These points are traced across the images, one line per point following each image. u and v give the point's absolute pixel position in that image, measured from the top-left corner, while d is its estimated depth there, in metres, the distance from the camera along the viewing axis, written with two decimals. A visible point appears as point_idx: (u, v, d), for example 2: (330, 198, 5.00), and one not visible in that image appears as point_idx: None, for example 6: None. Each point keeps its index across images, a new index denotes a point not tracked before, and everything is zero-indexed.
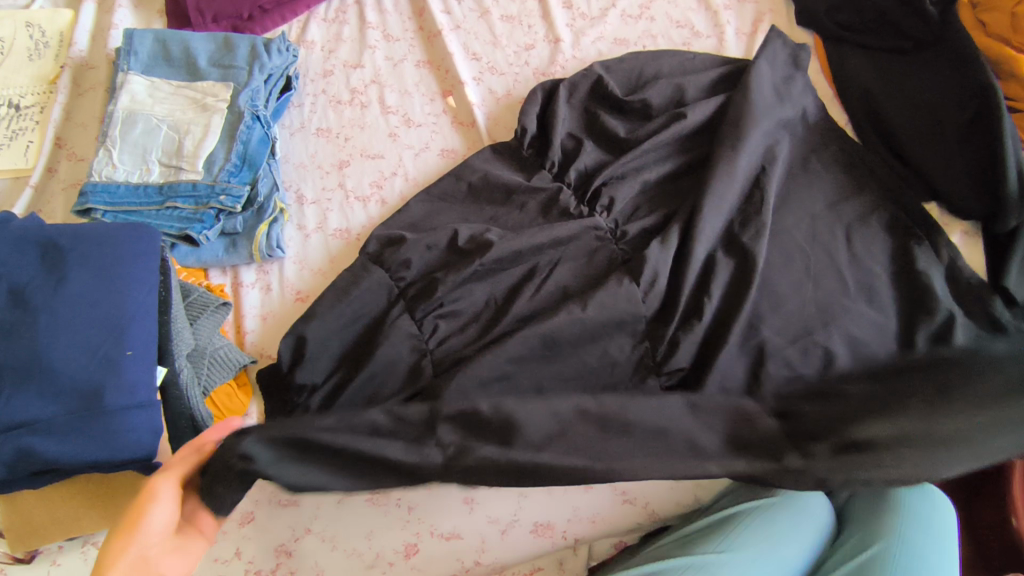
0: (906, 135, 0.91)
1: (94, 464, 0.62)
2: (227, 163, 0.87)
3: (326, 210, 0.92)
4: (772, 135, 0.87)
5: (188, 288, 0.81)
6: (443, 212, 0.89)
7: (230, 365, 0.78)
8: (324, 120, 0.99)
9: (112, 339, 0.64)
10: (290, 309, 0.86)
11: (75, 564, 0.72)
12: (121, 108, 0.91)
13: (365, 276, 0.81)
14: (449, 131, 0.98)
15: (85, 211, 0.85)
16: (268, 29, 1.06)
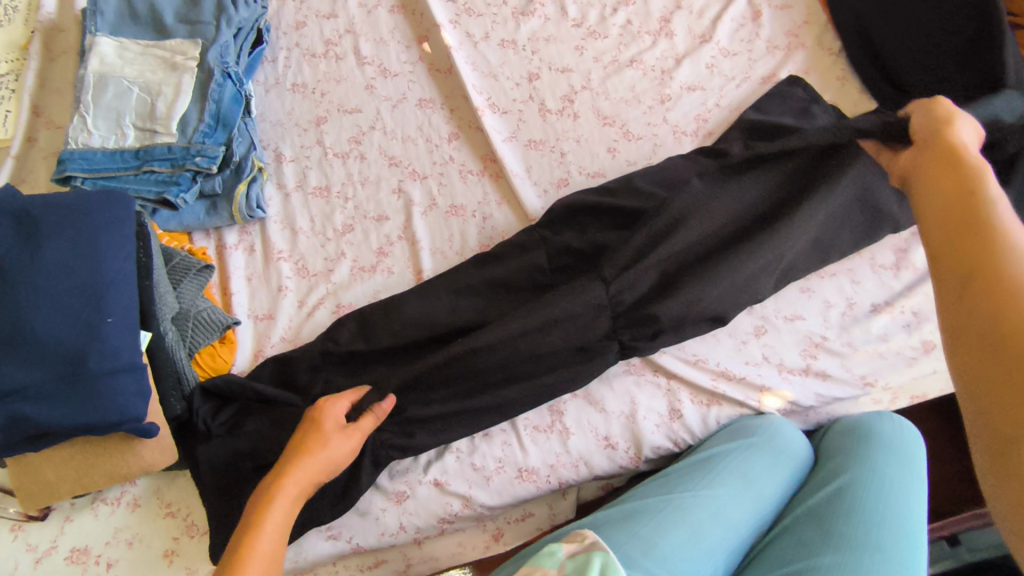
0: (902, 62, 0.88)
1: (84, 427, 0.64)
2: (201, 124, 0.85)
3: (306, 167, 0.92)
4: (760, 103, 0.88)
5: (169, 252, 0.80)
6: (429, 183, 0.90)
7: (215, 326, 0.78)
8: (300, 75, 0.97)
9: (91, 305, 0.66)
10: (273, 270, 0.86)
11: (86, 521, 0.76)
12: (91, 71, 0.89)
13: (363, 271, 0.86)
14: (426, 79, 0.96)
15: (65, 179, 0.85)
16: None
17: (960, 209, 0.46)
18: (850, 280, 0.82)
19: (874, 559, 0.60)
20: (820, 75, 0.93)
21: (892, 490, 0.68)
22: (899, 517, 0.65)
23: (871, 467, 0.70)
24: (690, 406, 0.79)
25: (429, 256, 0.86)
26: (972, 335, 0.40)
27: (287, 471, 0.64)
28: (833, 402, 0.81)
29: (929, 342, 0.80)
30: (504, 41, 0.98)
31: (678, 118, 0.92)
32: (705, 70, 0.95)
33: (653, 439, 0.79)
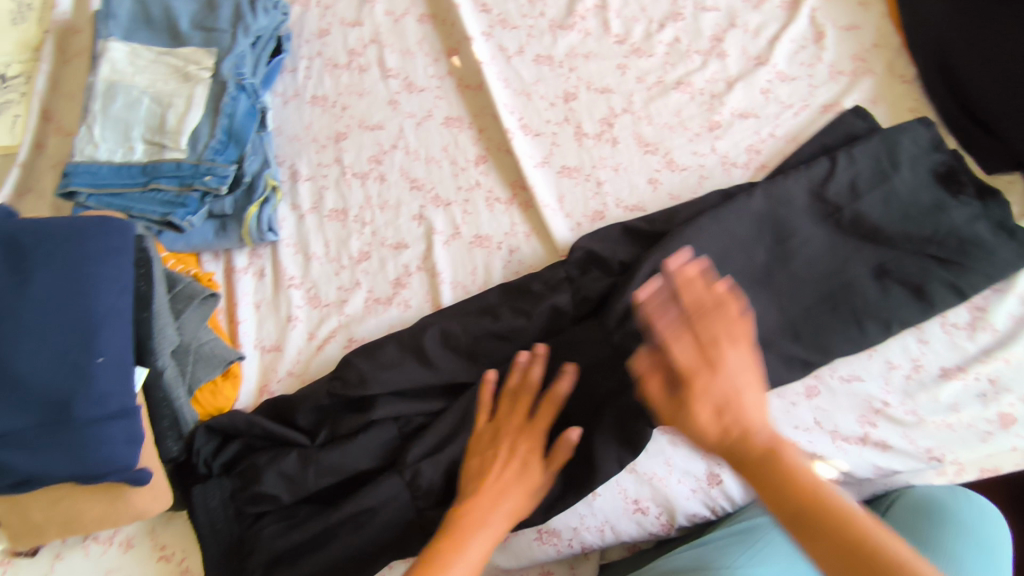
0: (989, 96, 0.78)
1: (69, 477, 0.59)
2: (212, 139, 0.80)
3: (323, 187, 0.86)
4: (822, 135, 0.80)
5: (173, 278, 0.75)
6: (453, 210, 0.83)
7: (217, 361, 0.73)
8: (320, 87, 0.91)
9: (81, 345, 0.60)
10: (283, 298, 0.81)
11: (76, 560, 0.73)
12: (100, 79, 0.84)
13: (379, 303, 0.79)
14: (454, 95, 0.89)
15: (68, 194, 0.80)
16: None
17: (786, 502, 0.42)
18: (916, 339, 0.74)
19: None
20: (890, 105, 0.84)
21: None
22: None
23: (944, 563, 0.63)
24: (729, 472, 0.72)
25: (450, 290, 0.79)
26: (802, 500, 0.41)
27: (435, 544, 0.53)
28: (892, 474, 0.72)
29: (1008, 416, 0.70)
30: (539, 57, 0.91)
31: (727, 147, 0.84)
32: (759, 95, 0.87)
33: (686, 506, 0.72)
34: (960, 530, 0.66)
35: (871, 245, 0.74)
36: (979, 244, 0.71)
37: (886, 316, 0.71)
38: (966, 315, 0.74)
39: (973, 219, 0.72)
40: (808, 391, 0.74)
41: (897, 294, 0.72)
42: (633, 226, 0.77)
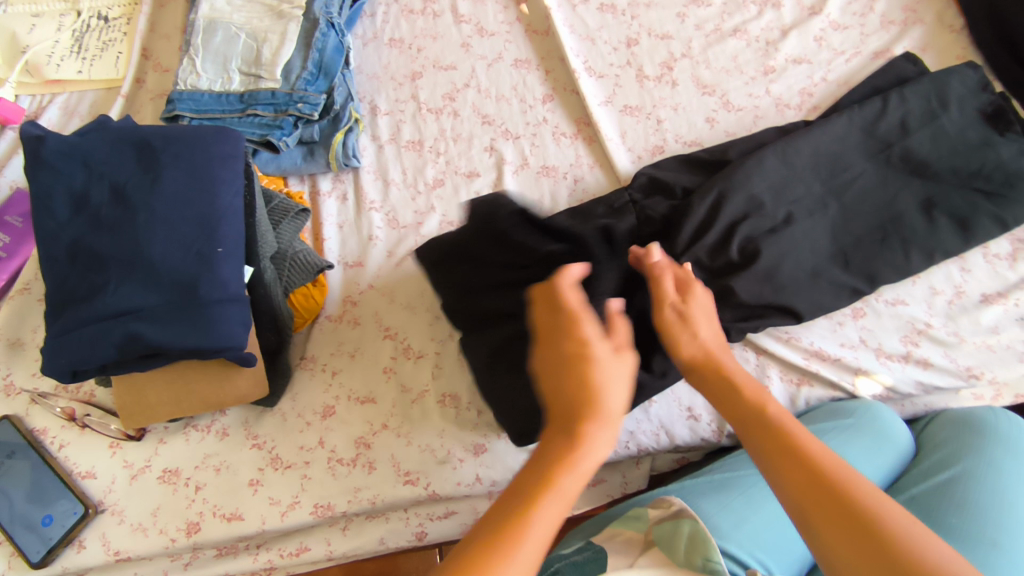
0: None
1: (191, 351, 0.67)
2: (304, 71, 0.87)
3: (400, 121, 0.93)
4: (873, 77, 0.85)
5: (269, 194, 0.82)
6: (522, 143, 0.90)
7: (310, 268, 0.80)
8: (397, 30, 0.98)
9: (204, 235, 0.68)
10: (364, 219, 0.88)
11: (178, 445, 0.79)
12: (201, 17, 0.92)
13: (453, 228, 0.86)
14: (523, 39, 0.96)
15: (173, 118, 0.88)
16: None
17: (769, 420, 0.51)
18: (960, 267, 0.79)
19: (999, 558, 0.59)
20: (938, 53, 0.89)
21: (1008, 501, 0.64)
22: (1013, 534, 0.61)
23: (984, 472, 0.66)
24: (778, 385, 0.77)
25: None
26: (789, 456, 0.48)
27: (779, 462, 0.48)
28: (933, 392, 0.77)
29: None
30: (603, 6, 0.96)
31: (781, 90, 0.89)
32: (812, 43, 0.92)
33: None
34: (1004, 442, 0.68)
35: (919, 177, 0.78)
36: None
37: (930, 246, 0.75)
38: (1007, 246, 0.79)
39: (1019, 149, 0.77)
40: (855, 313, 0.78)
41: (943, 224, 0.76)
42: (694, 157, 0.83)
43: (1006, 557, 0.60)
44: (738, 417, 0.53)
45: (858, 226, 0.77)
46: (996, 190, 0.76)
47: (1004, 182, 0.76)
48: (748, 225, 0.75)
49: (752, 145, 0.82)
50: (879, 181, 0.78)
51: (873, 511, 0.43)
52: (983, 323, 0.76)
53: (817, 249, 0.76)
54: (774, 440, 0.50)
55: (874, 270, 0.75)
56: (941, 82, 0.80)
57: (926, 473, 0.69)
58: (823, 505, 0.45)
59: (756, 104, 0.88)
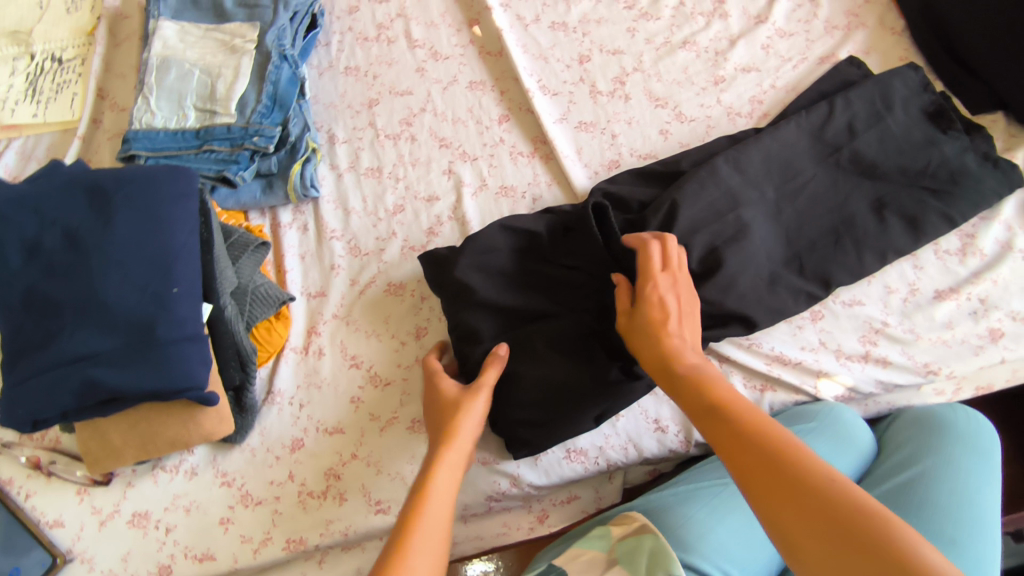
0: (973, 42, 0.85)
1: (150, 393, 0.66)
2: (259, 104, 0.87)
3: (358, 149, 0.93)
4: (820, 83, 0.86)
5: (228, 230, 0.82)
6: (480, 164, 0.90)
7: (271, 301, 0.80)
8: (352, 58, 0.99)
9: (159, 276, 0.68)
10: (326, 248, 0.88)
11: (147, 487, 0.79)
12: (154, 55, 0.92)
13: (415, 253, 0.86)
14: (477, 61, 0.97)
15: (129, 158, 0.88)
16: None
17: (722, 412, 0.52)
18: (913, 265, 0.80)
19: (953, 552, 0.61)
20: (882, 56, 0.91)
21: (965, 497, 0.65)
22: (969, 528, 0.63)
23: (943, 471, 0.68)
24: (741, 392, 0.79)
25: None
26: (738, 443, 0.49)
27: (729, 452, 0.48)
28: (893, 390, 0.78)
29: (996, 330, 0.77)
30: (555, 24, 0.97)
31: (732, 99, 0.90)
32: (760, 51, 0.93)
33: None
34: (962, 440, 0.70)
35: (868, 178, 0.79)
36: (967, 173, 0.78)
37: (884, 247, 0.76)
38: (956, 243, 0.81)
39: (961, 147, 0.79)
40: (813, 316, 0.79)
41: (894, 223, 0.77)
42: (647, 171, 0.84)
43: (963, 551, 0.61)
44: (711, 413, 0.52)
45: (812, 231, 0.78)
46: (942, 187, 0.78)
47: (948, 180, 0.78)
48: (703, 235, 0.75)
49: (702, 156, 0.83)
50: (830, 184, 0.79)
51: (816, 485, 0.43)
52: (936, 319, 0.78)
53: (771, 254, 0.76)
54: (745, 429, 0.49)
55: (829, 272, 0.76)
56: (884, 84, 0.82)
57: (888, 476, 0.70)
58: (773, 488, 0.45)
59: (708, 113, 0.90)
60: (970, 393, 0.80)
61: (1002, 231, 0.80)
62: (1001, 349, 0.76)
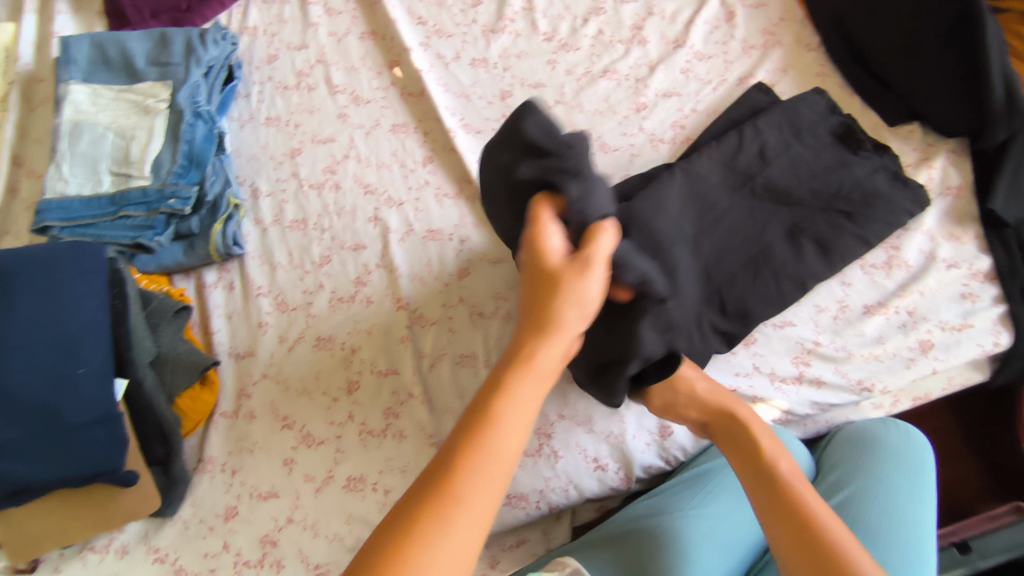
0: (881, 55, 0.86)
1: (62, 480, 0.64)
2: (174, 165, 0.85)
3: (282, 201, 0.92)
4: (736, 107, 0.86)
5: (147, 296, 0.80)
6: (406, 209, 0.89)
7: (194, 367, 0.78)
8: (273, 109, 0.97)
9: (66, 358, 0.66)
10: (253, 306, 0.86)
11: (74, 570, 0.76)
12: (65, 120, 0.89)
13: (344, 305, 0.85)
14: (399, 103, 0.96)
15: (42, 229, 0.85)
16: (209, 19, 1.03)
17: None
18: (840, 281, 0.80)
19: None
20: (799, 73, 0.92)
21: (897, 520, 0.65)
22: (897, 547, 0.62)
23: (872, 492, 0.67)
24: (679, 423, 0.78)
25: (408, 284, 0.85)
26: None
27: None
28: (829, 409, 0.78)
29: (927, 342, 0.77)
30: (476, 60, 0.97)
31: (654, 126, 0.90)
32: (680, 76, 0.93)
33: (643, 458, 0.77)
34: (890, 459, 0.70)
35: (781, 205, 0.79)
36: (879, 194, 0.78)
37: (800, 275, 0.76)
38: (882, 255, 0.80)
39: (875, 166, 0.80)
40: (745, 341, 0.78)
41: (808, 249, 0.77)
42: None
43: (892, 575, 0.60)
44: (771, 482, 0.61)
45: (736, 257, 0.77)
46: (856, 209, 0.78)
47: (862, 201, 0.78)
48: None
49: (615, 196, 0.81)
50: (743, 214, 0.79)
51: None
52: (868, 334, 0.77)
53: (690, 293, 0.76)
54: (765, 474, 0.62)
55: (745, 305, 0.75)
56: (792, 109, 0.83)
57: (822, 496, 0.69)
58: None
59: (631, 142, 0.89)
60: (908, 405, 0.80)
61: (925, 241, 0.81)
62: (932, 361, 0.76)
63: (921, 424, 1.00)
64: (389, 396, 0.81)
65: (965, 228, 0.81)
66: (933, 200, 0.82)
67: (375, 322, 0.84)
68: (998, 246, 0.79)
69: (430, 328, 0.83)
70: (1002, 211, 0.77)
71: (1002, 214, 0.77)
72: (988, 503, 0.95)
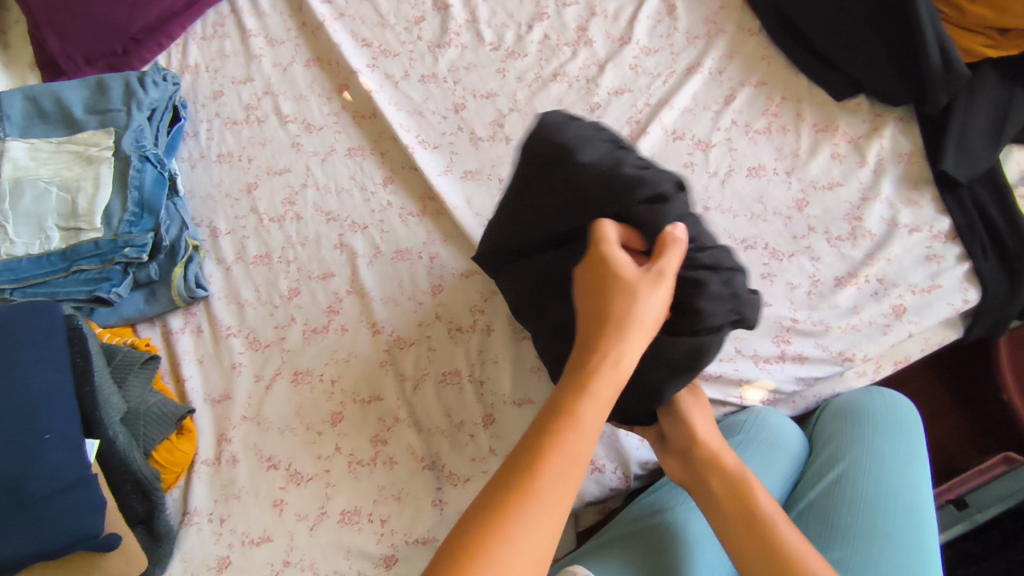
0: (819, 34, 0.88)
1: (37, 555, 0.60)
2: (125, 213, 0.82)
3: (243, 237, 0.89)
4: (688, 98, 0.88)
5: (111, 350, 0.77)
6: (371, 232, 0.88)
7: (168, 419, 0.75)
8: (223, 145, 0.95)
9: (26, 426, 0.63)
10: (223, 348, 0.83)
11: None
12: (4, 178, 0.85)
13: (319, 335, 0.83)
14: (352, 127, 0.95)
15: None
16: (146, 61, 1.01)
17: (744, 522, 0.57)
18: (809, 257, 0.81)
19: (884, 547, 0.60)
20: (744, 58, 0.94)
21: (894, 486, 0.65)
22: (897, 516, 0.62)
23: (869, 463, 0.68)
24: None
25: (382, 307, 0.83)
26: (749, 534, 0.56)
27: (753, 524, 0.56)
28: (816, 383, 0.78)
29: (899, 307, 0.78)
30: (425, 75, 0.96)
31: (610, 124, 0.91)
32: (629, 71, 0.94)
33: (637, 454, 0.76)
34: (880, 429, 0.71)
35: None
36: None
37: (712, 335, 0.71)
38: (846, 227, 0.82)
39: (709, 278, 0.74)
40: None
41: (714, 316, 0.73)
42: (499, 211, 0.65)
43: (898, 544, 0.60)
44: (741, 504, 0.58)
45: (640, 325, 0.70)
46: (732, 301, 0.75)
47: None
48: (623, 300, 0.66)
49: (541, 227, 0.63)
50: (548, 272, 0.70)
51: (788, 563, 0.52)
52: (843, 304, 0.78)
53: None
54: (733, 494, 0.59)
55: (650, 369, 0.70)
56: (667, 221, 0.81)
57: (819, 474, 0.69)
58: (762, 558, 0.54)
59: None
60: (893, 371, 0.80)
61: (885, 208, 0.82)
62: (908, 324, 0.77)
63: (904, 386, 1.03)
64: (374, 423, 0.78)
65: (922, 191, 0.83)
66: (887, 169, 0.84)
67: (352, 350, 0.82)
68: (955, 206, 0.81)
69: (409, 350, 0.81)
70: (955, 172, 0.79)
71: (957, 174, 0.79)
72: (977, 456, 0.97)
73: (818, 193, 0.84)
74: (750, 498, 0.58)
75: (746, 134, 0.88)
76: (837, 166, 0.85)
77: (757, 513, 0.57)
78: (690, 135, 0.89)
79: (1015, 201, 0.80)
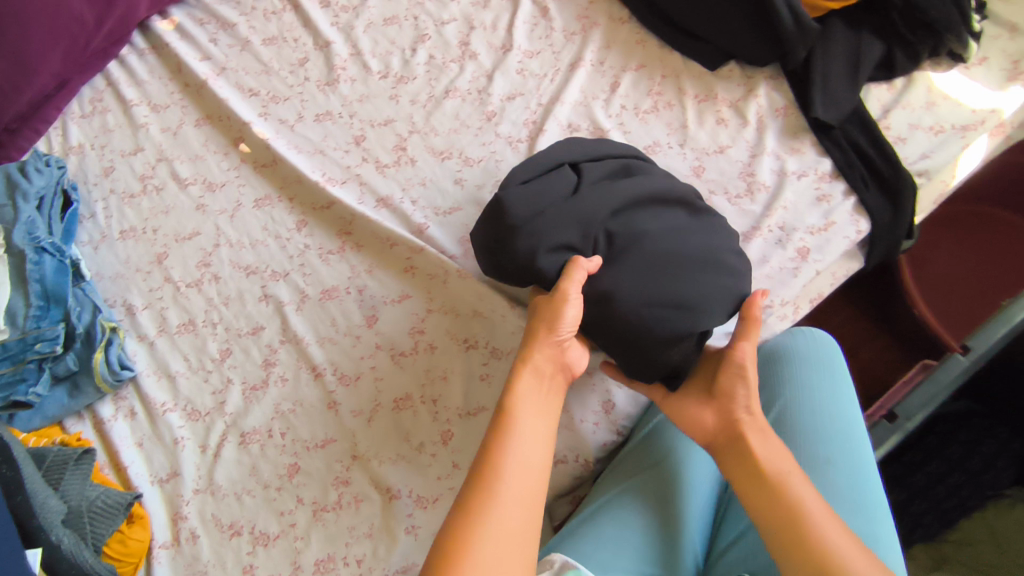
0: (683, 14, 0.94)
1: None
2: (31, 308, 0.80)
3: (162, 309, 0.87)
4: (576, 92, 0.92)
5: (39, 453, 0.73)
6: (294, 277, 0.87)
7: (115, 509, 0.72)
8: (124, 220, 0.92)
9: None
10: (162, 425, 0.80)
11: None
12: None
13: (261, 389, 0.81)
14: (255, 177, 0.94)
15: None
16: (24, 149, 0.97)
17: (778, 514, 0.57)
18: None
19: (825, 474, 0.65)
20: (620, 47, 0.99)
21: (826, 416, 0.70)
22: (833, 442, 0.67)
23: (800, 398, 0.72)
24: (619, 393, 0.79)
25: (319, 348, 0.83)
26: (779, 524, 0.56)
27: (780, 514, 0.57)
28: None
29: (803, 248, 0.83)
30: (320, 113, 0.97)
31: (508, 129, 0.94)
32: (517, 76, 0.98)
33: (595, 438, 0.77)
34: (810, 364, 0.74)
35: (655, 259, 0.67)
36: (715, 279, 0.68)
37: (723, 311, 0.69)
38: (742, 184, 0.87)
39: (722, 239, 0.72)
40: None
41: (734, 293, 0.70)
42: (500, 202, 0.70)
43: (837, 469, 0.65)
44: (767, 485, 0.59)
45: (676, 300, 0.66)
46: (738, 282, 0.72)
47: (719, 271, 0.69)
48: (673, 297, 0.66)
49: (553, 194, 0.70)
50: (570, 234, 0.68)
51: (821, 553, 0.53)
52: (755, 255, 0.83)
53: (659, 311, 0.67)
54: (764, 478, 0.60)
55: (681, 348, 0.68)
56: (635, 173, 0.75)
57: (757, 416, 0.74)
58: (796, 548, 0.54)
59: (494, 148, 0.93)
60: (810, 309, 0.85)
61: (773, 161, 0.88)
62: (815, 262, 0.83)
63: (833, 317, 1.09)
64: (332, 465, 0.78)
65: (803, 137, 0.89)
66: (768, 124, 0.90)
67: (298, 398, 0.81)
68: (833, 149, 0.88)
69: (355, 385, 0.81)
70: (824, 116, 0.87)
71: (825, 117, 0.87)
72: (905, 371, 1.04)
73: (711, 158, 0.89)
74: (786, 490, 0.58)
75: (636, 116, 0.93)
76: (723, 130, 0.91)
77: (794, 506, 0.56)
78: (585, 125, 0.94)
79: (883, 136, 0.87)
